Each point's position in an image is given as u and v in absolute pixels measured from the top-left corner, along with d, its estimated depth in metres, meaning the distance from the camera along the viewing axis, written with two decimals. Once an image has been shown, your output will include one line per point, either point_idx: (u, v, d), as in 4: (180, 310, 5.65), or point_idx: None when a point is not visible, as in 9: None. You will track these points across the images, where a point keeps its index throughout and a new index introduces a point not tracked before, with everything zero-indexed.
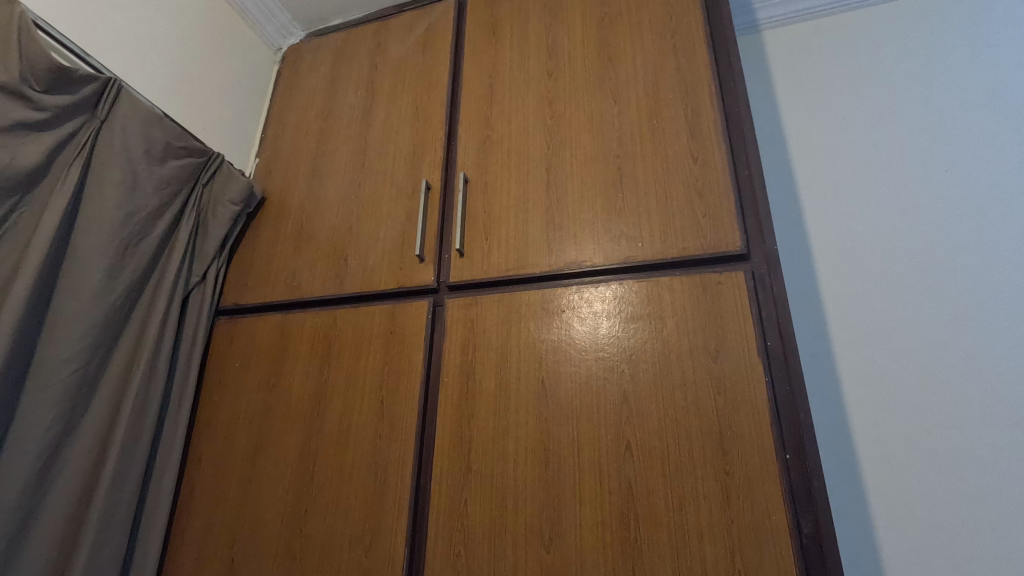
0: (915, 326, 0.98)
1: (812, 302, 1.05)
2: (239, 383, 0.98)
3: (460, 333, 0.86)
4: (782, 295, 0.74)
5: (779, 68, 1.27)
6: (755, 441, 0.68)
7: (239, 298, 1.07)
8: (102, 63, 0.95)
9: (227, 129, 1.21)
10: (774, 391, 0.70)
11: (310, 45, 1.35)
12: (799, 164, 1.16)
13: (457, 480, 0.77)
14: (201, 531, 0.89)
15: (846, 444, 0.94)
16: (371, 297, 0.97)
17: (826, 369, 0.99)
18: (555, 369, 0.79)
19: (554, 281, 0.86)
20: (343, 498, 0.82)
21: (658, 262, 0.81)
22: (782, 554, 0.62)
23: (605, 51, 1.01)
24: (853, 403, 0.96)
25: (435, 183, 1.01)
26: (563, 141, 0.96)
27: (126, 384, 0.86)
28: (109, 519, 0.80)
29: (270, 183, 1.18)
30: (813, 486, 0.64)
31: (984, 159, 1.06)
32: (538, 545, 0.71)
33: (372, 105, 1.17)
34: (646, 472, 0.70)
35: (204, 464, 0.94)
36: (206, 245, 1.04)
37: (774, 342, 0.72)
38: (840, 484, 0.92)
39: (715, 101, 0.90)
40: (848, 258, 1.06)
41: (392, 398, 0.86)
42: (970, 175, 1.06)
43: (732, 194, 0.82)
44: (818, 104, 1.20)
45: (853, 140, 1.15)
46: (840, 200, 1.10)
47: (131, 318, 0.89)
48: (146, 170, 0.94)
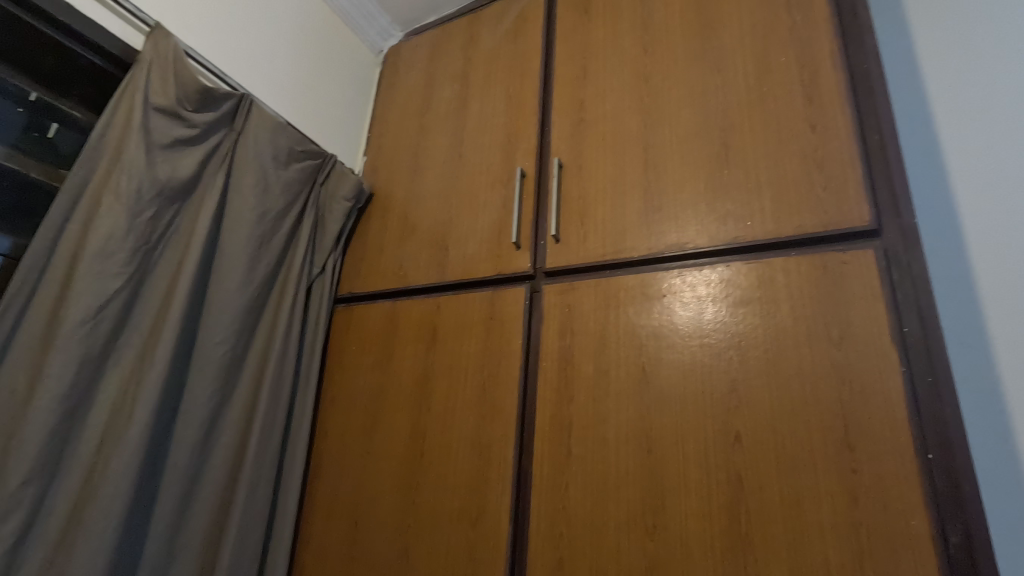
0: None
1: (960, 282, 0.91)
2: (356, 364, 1.07)
3: (558, 318, 0.87)
4: (923, 275, 0.66)
5: (918, 13, 1.10)
6: (889, 437, 0.61)
7: (354, 287, 1.16)
8: (237, 80, 1.08)
9: (338, 131, 1.31)
10: (912, 383, 0.62)
11: (408, 44, 1.42)
12: (944, 122, 1.00)
13: (557, 463, 0.79)
14: (329, 495, 1.00)
15: (1005, 446, 0.81)
16: (471, 284, 1.00)
17: (979, 359, 0.86)
18: (656, 355, 0.77)
19: (653, 265, 0.83)
20: (451, 474, 0.88)
21: (770, 241, 0.75)
22: (922, 564, 0.56)
23: (706, 17, 0.95)
24: (1016, 398, 0.82)
25: (530, 170, 1.02)
26: (662, 118, 0.92)
27: (265, 363, 0.98)
28: (256, 481, 0.93)
29: (376, 179, 1.26)
30: (963, 490, 0.57)
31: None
32: (641, 531, 0.70)
33: (467, 98, 1.20)
34: (758, 465, 0.66)
35: (329, 436, 1.05)
36: (324, 239, 1.15)
37: (912, 328, 0.64)
38: (996, 491, 0.80)
39: (837, 59, 0.81)
40: (1011, 229, 0.90)
41: (493, 381, 0.89)
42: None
43: (859, 162, 0.74)
44: (971, 49, 1.03)
45: (1019, 89, 0.97)
46: (1000, 162, 0.94)
47: (267, 306, 1.01)
48: (274, 174, 1.05)
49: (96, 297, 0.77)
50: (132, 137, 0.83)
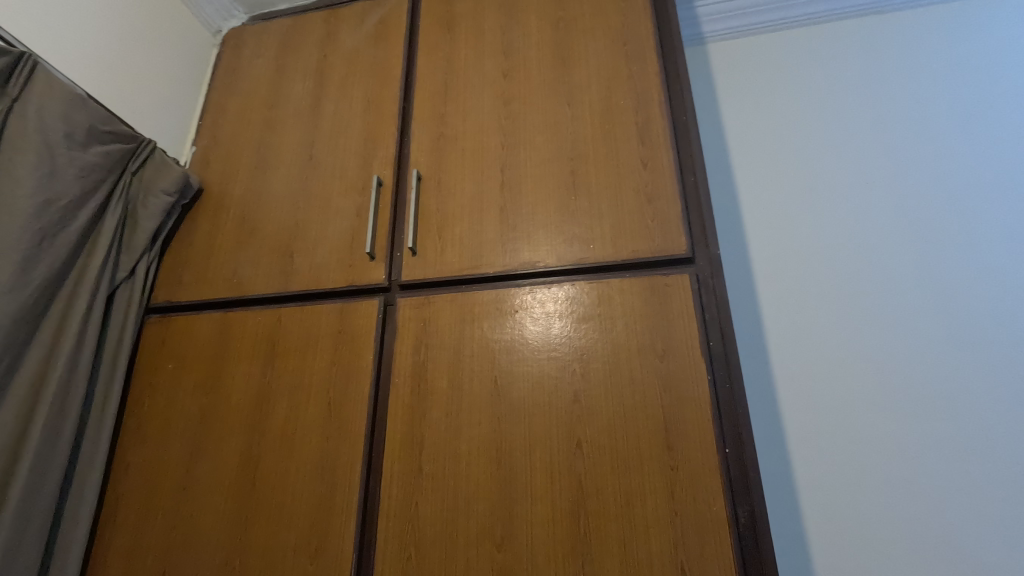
0: (846, 325, 1.06)
1: (750, 303, 1.11)
2: (174, 386, 0.92)
3: (413, 333, 0.85)
4: (724, 297, 0.78)
5: (723, 80, 1.33)
6: (698, 436, 0.71)
7: (173, 295, 1.00)
8: (15, 34, 0.87)
9: (159, 114, 1.13)
10: (716, 389, 0.73)
11: (253, 29, 1.29)
12: (740, 171, 1.22)
13: (409, 483, 0.76)
14: (128, 544, 0.83)
15: (778, 437, 1.00)
16: (318, 295, 0.93)
17: (762, 367, 1.05)
18: (509, 368, 0.80)
19: (508, 281, 0.86)
20: (288, 506, 0.79)
21: (609, 264, 0.83)
22: (721, 544, 0.66)
23: (560, 55, 1.03)
24: (785, 398, 1.02)
25: (388, 179, 0.99)
26: (518, 142, 0.96)
27: (41, 388, 0.79)
28: (19, 539, 0.73)
29: (208, 173, 1.11)
30: (750, 478, 0.68)
31: (913, 171, 1.16)
32: (490, 544, 0.71)
33: (321, 96, 1.13)
34: (596, 468, 0.72)
35: (132, 472, 0.88)
36: (135, 238, 0.97)
37: (716, 342, 0.76)
38: (772, 474, 0.98)
39: (664, 108, 0.93)
40: (784, 262, 1.13)
41: (340, 400, 0.83)
42: (900, 186, 1.15)
43: (680, 199, 0.86)
44: (757, 115, 1.27)
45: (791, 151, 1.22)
46: (776, 209, 1.17)
47: (48, 317, 0.82)
48: (66, 155, 0.86)
49: None
50: None
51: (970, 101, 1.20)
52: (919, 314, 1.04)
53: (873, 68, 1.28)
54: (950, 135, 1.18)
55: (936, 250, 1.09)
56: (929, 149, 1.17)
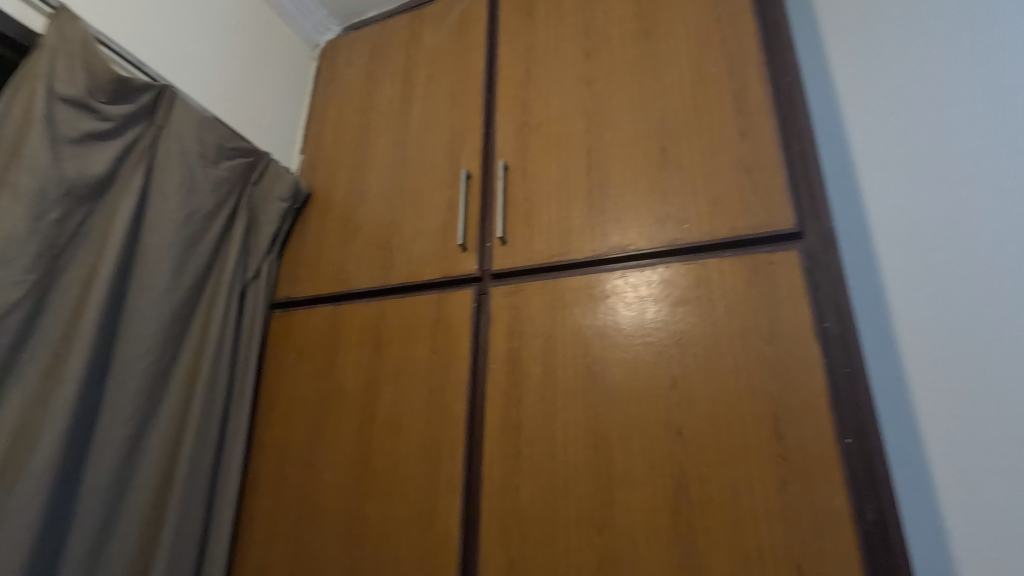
0: (1006, 298, 0.90)
1: (871, 279, 1.00)
2: (297, 372, 1.02)
3: (505, 320, 0.87)
4: (840, 274, 0.71)
5: (831, 31, 1.19)
6: (813, 424, 0.66)
7: (292, 291, 1.11)
8: (157, 71, 1.00)
9: (272, 127, 1.25)
10: (832, 373, 0.68)
11: (346, 39, 1.37)
12: (856, 133, 1.09)
13: (507, 465, 0.79)
14: (269, 510, 0.95)
15: (910, 425, 0.90)
16: (416, 286, 0.99)
17: (887, 349, 0.95)
18: (602, 354, 0.79)
19: (598, 267, 0.85)
20: (398, 483, 0.86)
21: (706, 244, 0.79)
22: (843, 541, 0.61)
23: (644, 27, 0.98)
24: (918, 384, 0.91)
25: (475, 171, 1.02)
26: (604, 123, 0.94)
27: (196, 375, 0.92)
28: (187, 502, 0.87)
29: (315, 179, 1.21)
30: (876, 471, 0.62)
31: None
32: (590, 528, 0.71)
33: (410, 96, 1.18)
34: (699, 456, 0.70)
35: (267, 447, 0.99)
36: (258, 241, 1.09)
37: (832, 324, 0.69)
38: (903, 467, 0.88)
39: (763, 71, 0.86)
40: (915, 230, 0.99)
41: (441, 385, 0.88)
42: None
43: (784, 169, 0.79)
44: (874, 66, 1.13)
45: (924, 101, 1.06)
46: (900, 171, 1.04)
47: (196, 313, 0.94)
48: (202, 171, 0.98)
49: None
50: (35, 130, 0.75)
51: None
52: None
53: None
54: None
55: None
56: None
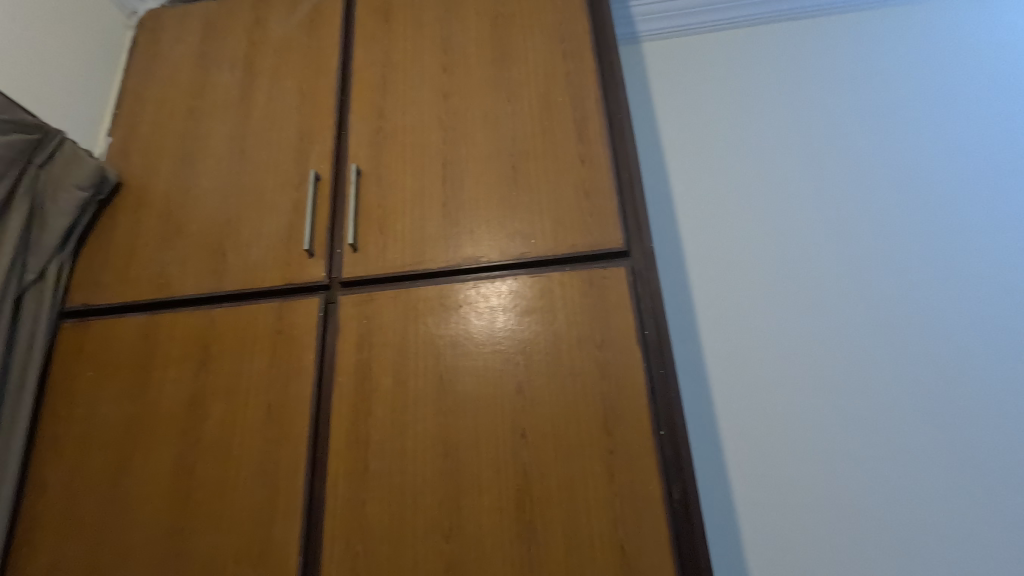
0: (779, 316, 1.13)
1: (684, 292, 1.17)
2: (96, 394, 0.86)
3: (355, 331, 0.84)
4: (657, 288, 0.82)
5: (656, 78, 1.39)
6: (635, 419, 0.75)
7: (90, 298, 0.93)
8: None
9: (68, 101, 1.04)
10: (650, 374, 0.78)
11: (173, 11, 1.21)
12: (672, 168, 1.28)
13: (354, 482, 0.76)
14: (48, 564, 0.78)
15: (710, 414, 1.07)
16: (254, 294, 0.90)
17: (695, 351, 1.12)
18: (453, 362, 0.81)
19: (451, 277, 0.87)
20: (226, 511, 0.77)
21: (550, 258, 0.86)
22: (656, 520, 0.70)
23: (498, 50, 1.03)
24: (716, 380, 1.10)
25: (325, 174, 0.97)
26: (459, 137, 0.97)
27: None
28: None
29: (127, 166, 1.04)
30: (682, 456, 0.73)
31: (835, 171, 1.25)
32: (437, 536, 0.72)
33: (251, 86, 1.08)
34: (540, 456, 0.75)
35: (49, 487, 0.82)
36: (44, 238, 0.90)
37: (650, 332, 0.80)
38: (704, 450, 1.05)
39: (599, 106, 0.96)
40: (719, 256, 1.19)
41: (280, 402, 0.81)
42: (822, 188, 1.23)
43: (615, 195, 0.89)
44: (689, 113, 1.34)
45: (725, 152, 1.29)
46: (704, 203, 1.24)
47: None
48: None
49: None
50: None
51: (875, 104, 1.31)
52: (843, 304, 1.13)
53: (783, 69, 1.37)
54: (863, 139, 1.27)
55: (855, 247, 1.17)
56: (847, 153, 1.26)
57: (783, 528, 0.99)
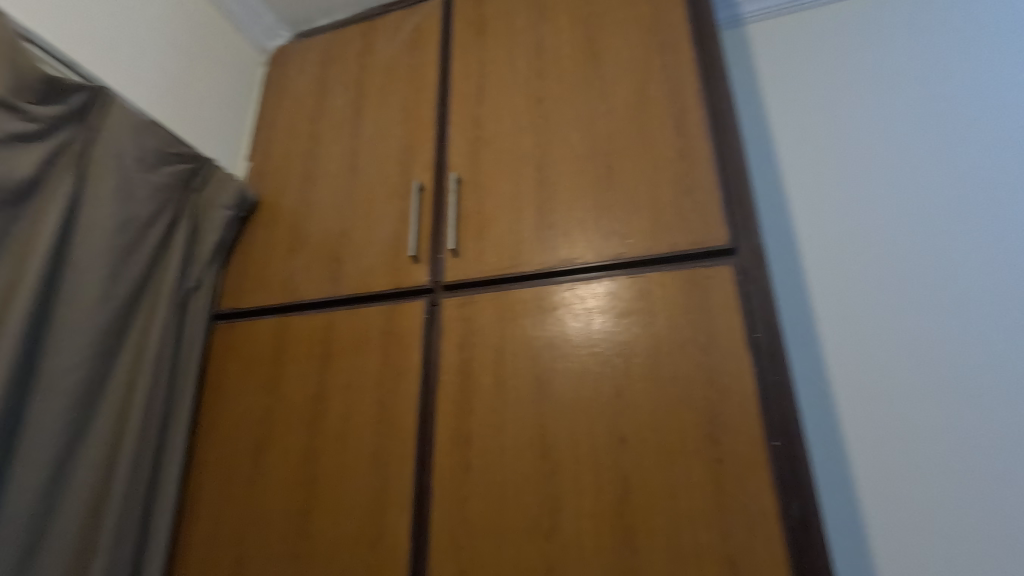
0: (925, 319, 0.99)
1: (800, 291, 1.07)
2: (241, 386, 0.99)
3: (457, 332, 0.88)
4: (769, 287, 0.76)
5: (763, 61, 1.29)
6: (746, 428, 0.70)
7: (236, 302, 1.08)
8: (92, 72, 0.95)
9: (217, 133, 1.21)
10: (762, 380, 0.72)
11: (296, 46, 1.36)
12: (784, 157, 1.18)
13: (458, 477, 0.79)
14: (208, 531, 0.91)
15: (833, 426, 0.97)
16: (367, 297, 0.98)
17: (814, 356, 1.02)
18: (550, 364, 0.81)
19: (547, 279, 0.88)
20: (346, 497, 0.84)
21: (649, 258, 0.83)
22: (771, 538, 0.65)
23: (591, 49, 1.03)
24: (840, 388, 0.99)
25: (427, 183, 1.03)
26: (553, 140, 0.97)
27: (132, 390, 0.87)
28: (121, 526, 0.82)
29: (262, 186, 1.18)
30: (801, 470, 0.67)
31: (991, 148, 1.07)
32: (538, 535, 0.73)
33: (362, 106, 1.17)
34: (642, 462, 0.73)
35: (207, 465, 0.95)
36: (201, 251, 1.05)
37: (761, 334, 0.74)
38: (827, 465, 0.95)
39: (699, 97, 0.92)
40: (849, 256, 1.07)
41: (391, 398, 0.87)
42: (979, 169, 1.06)
43: (718, 189, 0.84)
44: (802, 95, 1.22)
45: (852, 139, 1.15)
46: (822, 193, 1.13)
47: (131, 326, 0.90)
48: (138, 178, 0.94)
49: None
50: None
51: None
52: (1013, 304, 0.96)
53: (919, 36, 1.20)
54: None
55: None
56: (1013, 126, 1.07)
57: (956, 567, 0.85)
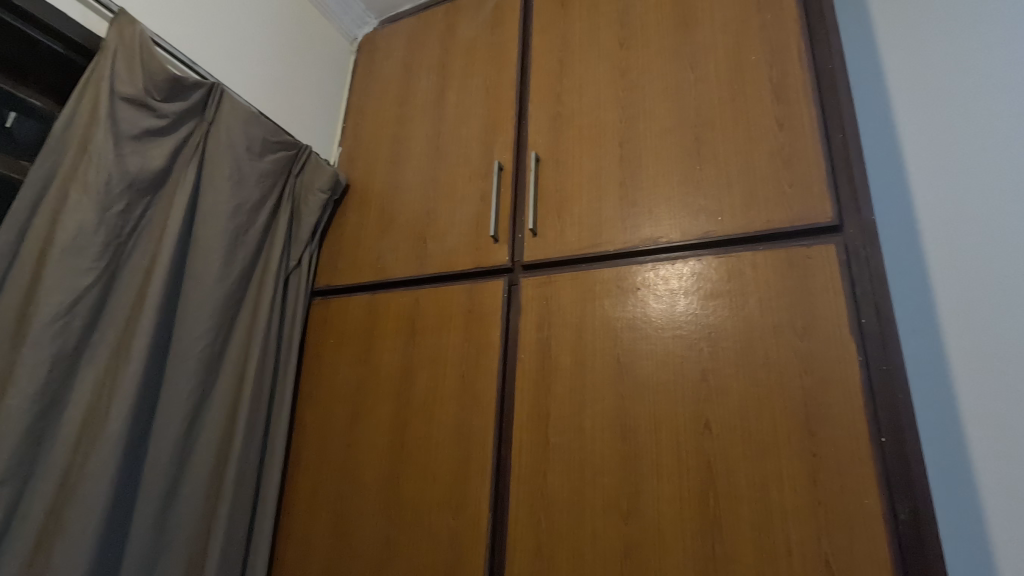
0: None
1: (918, 273, 0.96)
2: (337, 358, 1.07)
3: (536, 312, 0.89)
4: (881, 269, 0.69)
5: (882, 13, 1.14)
6: (848, 421, 0.65)
7: (331, 280, 1.16)
8: (208, 70, 1.05)
9: (313, 121, 1.29)
10: (868, 370, 0.66)
11: (383, 32, 1.40)
12: (903, 122, 1.05)
13: (536, 453, 0.81)
14: (310, 486, 1.00)
15: (953, 424, 0.87)
16: (449, 277, 1.01)
17: (932, 346, 0.92)
18: (631, 346, 0.80)
19: (629, 259, 0.85)
20: (431, 464, 0.89)
21: (740, 237, 0.78)
22: (874, 540, 0.60)
23: (681, 14, 0.97)
24: (964, 383, 0.88)
25: (508, 163, 1.03)
26: (637, 114, 0.93)
27: (247, 358, 0.97)
28: (240, 476, 0.93)
29: (353, 170, 1.25)
30: (912, 471, 0.61)
31: None
32: (616, 515, 0.73)
33: (444, 89, 1.20)
34: (727, 450, 0.70)
35: (309, 428, 1.05)
36: (300, 232, 1.14)
37: (869, 320, 0.68)
38: (943, 467, 0.86)
39: (804, 58, 0.83)
40: (985, 234, 0.93)
41: (472, 373, 0.91)
42: None
43: (823, 161, 0.77)
44: (929, 51, 1.07)
45: (994, 97, 1.00)
46: (951, 163, 0.99)
47: (245, 301, 1.00)
48: (248, 165, 1.03)
49: (67, 294, 0.76)
50: (101, 128, 0.81)
51: None
52: None
53: None
54: None
55: None
56: None
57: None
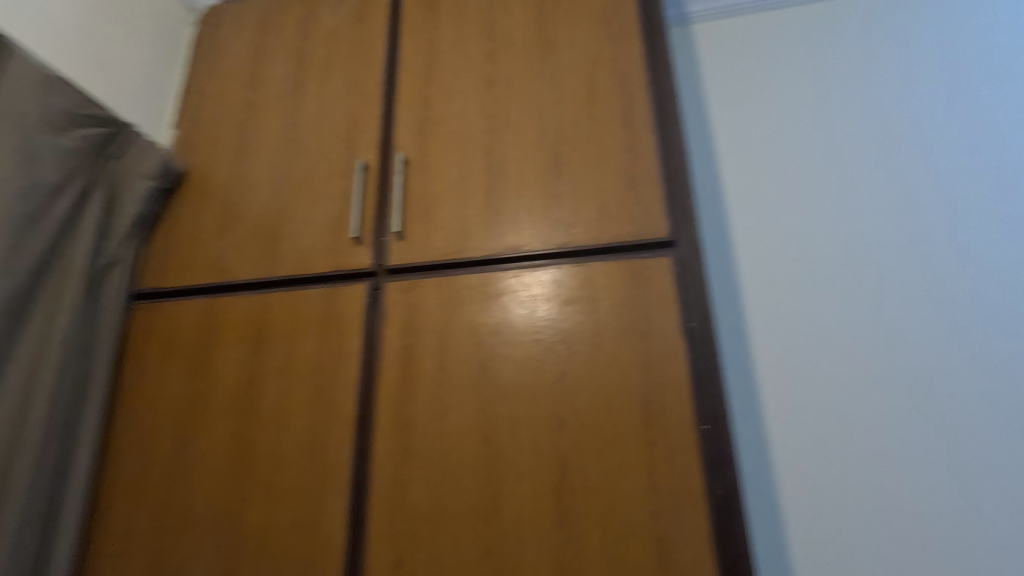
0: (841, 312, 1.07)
1: (733, 284, 1.13)
2: (165, 370, 0.93)
3: (399, 318, 0.86)
4: (704, 279, 0.80)
5: (708, 60, 1.33)
6: (678, 413, 0.74)
7: (158, 281, 1.00)
8: None
9: (138, 97, 1.11)
10: (694, 367, 0.76)
11: (230, 7, 1.26)
12: (723, 155, 1.23)
13: (398, 462, 0.78)
14: (125, 522, 0.85)
15: (757, 410, 1.04)
16: (305, 280, 0.94)
17: (742, 344, 1.09)
18: (494, 350, 0.82)
19: (493, 266, 0.87)
20: (280, 484, 0.81)
21: (593, 248, 0.85)
22: (697, 515, 0.69)
23: (543, 36, 1.02)
24: (765, 375, 1.06)
25: (372, 163, 0.99)
26: (503, 125, 0.96)
27: (37, 373, 0.80)
28: (24, 519, 0.75)
29: (190, 157, 1.10)
30: (725, 452, 0.71)
31: (905, 156, 1.16)
32: (477, 518, 0.74)
33: (303, 78, 1.11)
34: (580, 445, 0.75)
35: (125, 454, 0.89)
36: (118, 224, 0.97)
37: (695, 324, 0.78)
38: (750, 446, 1.02)
39: (646, 91, 0.93)
40: (780, 251, 1.14)
41: (329, 383, 0.85)
42: (893, 174, 1.15)
43: (661, 183, 0.87)
44: (742, 96, 1.28)
45: (787, 140, 1.22)
46: (757, 192, 1.19)
47: (35, 304, 0.82)
48: (45, 140, 0.85)
49: None
50: None
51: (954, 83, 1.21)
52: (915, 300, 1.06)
53: (849, 47, 1.28)
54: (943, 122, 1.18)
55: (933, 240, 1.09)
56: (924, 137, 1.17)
57: (869, 535, 0.94)
